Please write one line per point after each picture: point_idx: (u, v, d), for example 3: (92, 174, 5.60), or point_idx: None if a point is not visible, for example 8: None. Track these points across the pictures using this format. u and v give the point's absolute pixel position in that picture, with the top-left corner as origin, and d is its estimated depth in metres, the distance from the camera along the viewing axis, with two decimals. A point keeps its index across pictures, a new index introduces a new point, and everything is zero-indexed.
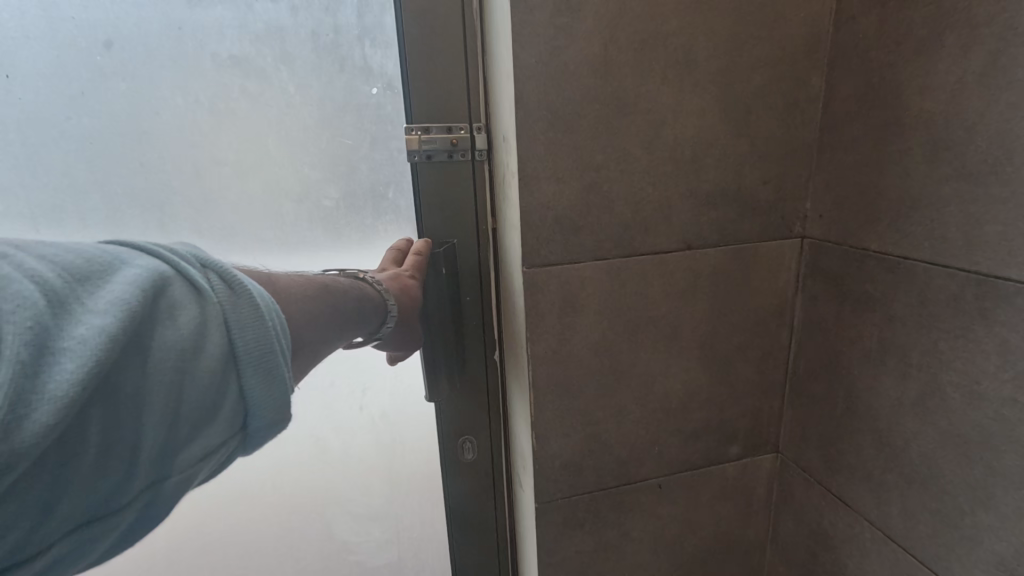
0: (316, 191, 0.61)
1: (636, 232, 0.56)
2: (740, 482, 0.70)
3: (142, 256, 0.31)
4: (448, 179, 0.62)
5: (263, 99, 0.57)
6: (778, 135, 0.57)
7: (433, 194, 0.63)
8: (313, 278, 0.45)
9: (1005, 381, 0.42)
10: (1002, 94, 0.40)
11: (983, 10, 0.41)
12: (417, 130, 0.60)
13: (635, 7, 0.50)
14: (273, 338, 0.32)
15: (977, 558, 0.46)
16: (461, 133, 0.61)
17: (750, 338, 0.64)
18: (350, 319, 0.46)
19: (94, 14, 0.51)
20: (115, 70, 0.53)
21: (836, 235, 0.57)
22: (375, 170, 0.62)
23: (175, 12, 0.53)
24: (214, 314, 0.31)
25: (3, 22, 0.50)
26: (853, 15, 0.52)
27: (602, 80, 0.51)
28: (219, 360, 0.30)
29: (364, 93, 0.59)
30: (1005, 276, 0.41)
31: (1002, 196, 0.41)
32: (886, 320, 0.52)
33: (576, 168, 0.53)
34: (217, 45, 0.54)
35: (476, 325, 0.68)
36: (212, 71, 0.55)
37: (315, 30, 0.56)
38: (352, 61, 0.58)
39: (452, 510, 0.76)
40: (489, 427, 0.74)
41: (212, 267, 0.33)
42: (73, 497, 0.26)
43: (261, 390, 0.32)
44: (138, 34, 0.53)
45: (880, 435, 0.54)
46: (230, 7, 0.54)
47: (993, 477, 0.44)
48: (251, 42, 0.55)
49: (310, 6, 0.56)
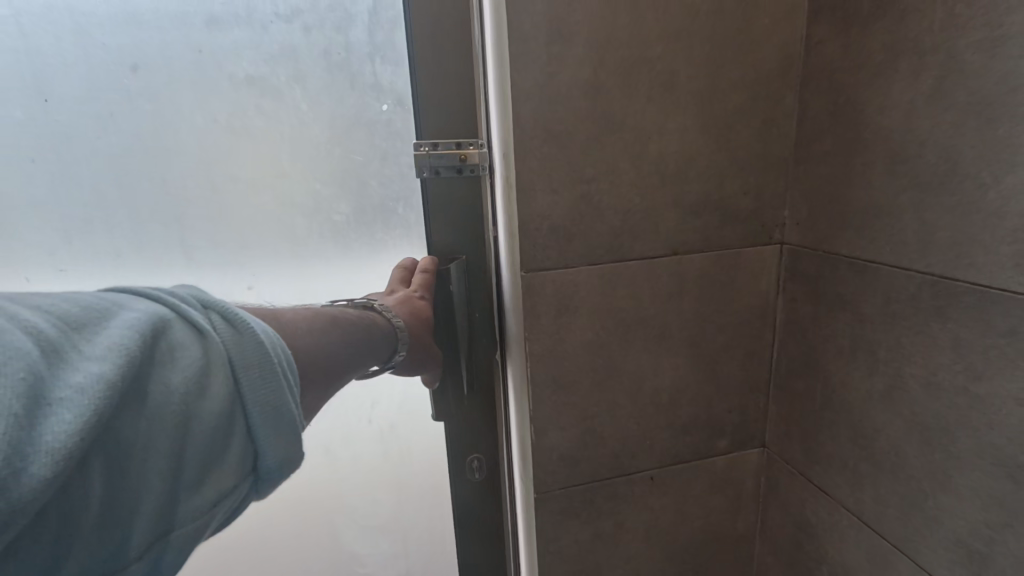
0: (328, 206, 0.66)
1: (626, 239, 0.61)
2: (729, 476, 0.74)
3: (140, 302, 0.31)
4: (457, 192, 0.67)
5: (278, 118, 0.62)
6: (756, 149, 0.62)
7: (439, 209, 0.67)
8: (320, 311, 0.46)
9: (957, 372, 0.47)
10: (947, 114, 0.45)
11: (930, 39, 0.46)
12: (427, 146, 0.64)
13: (621, 35, 0.55)
14: (281, 376, 0.32)
15: (940, 538, 0.50)
16: (470, 149, 0.65)
17: (735, 337, 0.68)
18: (364, 344, 0.49)
19: (122, 40, 0.57)
20: (139, 91, 0.58)
21: (811, 242, 0.61)
22: (384, 187, 0.67)
23: (198, 36, 0.58)
24: (218, 353, 0.30)
25: (43, 49, 0.55)
26: (821, 39, 0.57)
27: (592, 101, 0.56)
28: (224, 398, 0.30)
29: (374, 109, 0.64)
30: (955, 277, 0.46)
31: (950, 205, 0.46)
32: (856, 319, 0.56)
33: (570, 181, 0.58)
34: (234, 66, 0.59)
35: (482, 339, 0.72)
36: (231, 92, 0.60)
37: (328, 49, 0.61)
38: (363, 78, 0.63)
39: (461, 525, 0.80)
40: (496, 438, 0.76)
41: (218, 308, 0.33)
42: (80, 554, 0.25)
43: (271, 427, 0.31)
44: (160, 57, 0.58)
45: (854, 426, 0.58)
46: (247, 29, 0.59)
47: (950, 461, 0.48)
48: (265, 62, 0.60)
49: (322, 27, 0.61)
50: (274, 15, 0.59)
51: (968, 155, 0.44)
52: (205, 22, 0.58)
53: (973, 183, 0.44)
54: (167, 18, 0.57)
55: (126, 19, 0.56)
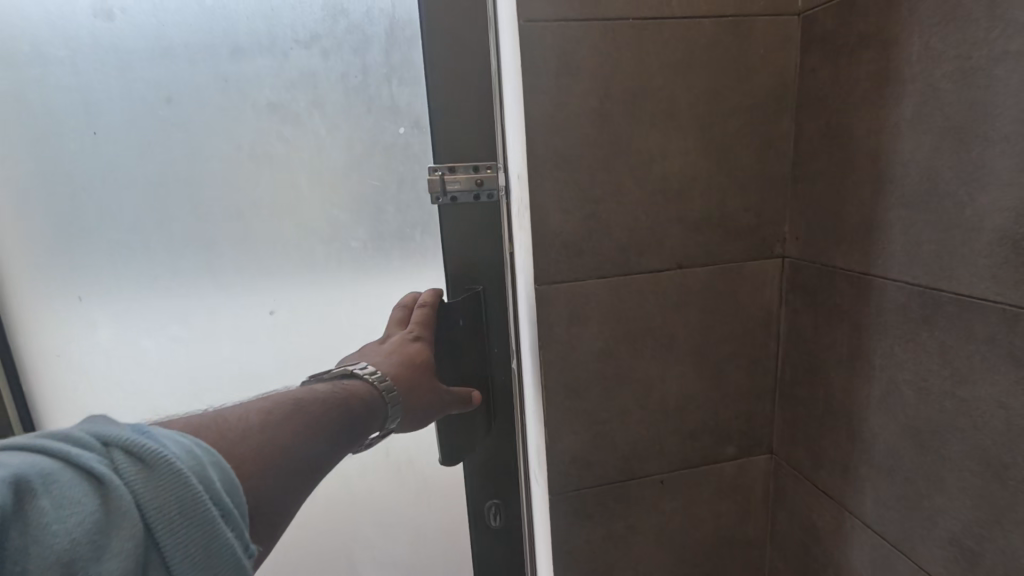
0: (346, 235, 0.72)
1: (633, 254, 0.65)
2: (738, 481, 0.77)
3: (18, 458, 0.27)
4: (475, 214, 0.73)
5: (295, 140, 0.68)
6: (755, 168, 0.66)
7: (456, 231, 0.73)
8: (276, 397, 0.41)
9: (944, 377, 0.50)
10: (925, 137, 0.49)
11: (909, 69, 0.50)
12: (441, 170, 0.70)
13: (625, 67, 0.60)
14: (206, 504, 0.28)
15: (936, 536, 0.52)
16: (485, 172, 0.71)
17: (739, 346, 0.71)
18: (337, 425, 0.43)
19: (159, 76, 0.64)
20: (173, 121, 0.65)
21: (810, 255, 0.65)
22: (402, 214, 0.73)
23: (224, 67, 0.64)
24: (120, 505, 0.27)
25: (94, 87, 0.63)
26: (813, 67, 0.61)
27: (598, 127, 0.61)
28: (126, 556, 0.26)
29: (389, 132, 0.70)
30: (939, 288, 0.49)
31: (932, 221, 0.49)
32: (852, 328, 0.60)
33: (579, 200, 0.63)
34: (257, 92, 0.66)
35: (494, 359, 0.76)
36: (253, 117, 0.66)
37: (348, 72, 0.67)
38: (379, 100, 0.69)
39: (482, 565, 0.84)
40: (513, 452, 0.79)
41: (111, 442, 0.29)
42: None
43: (195, 564, 0.27)
44: (193, 91, 0.64)
45: (854, 432, 0.61)
46: (270, 57, 0.65)
47: (942, 461, 0.51)
48: (286, 87, 0.66)
49: (340, 51, 0.66)
50: (294, 42, 0.65)
51: (946, 174, 0.47)
52: (229, 52, 0.64)
53: (952, 202, 0.47)
54: (196, 50, 0.64)
55: (162, 54, 0.63)
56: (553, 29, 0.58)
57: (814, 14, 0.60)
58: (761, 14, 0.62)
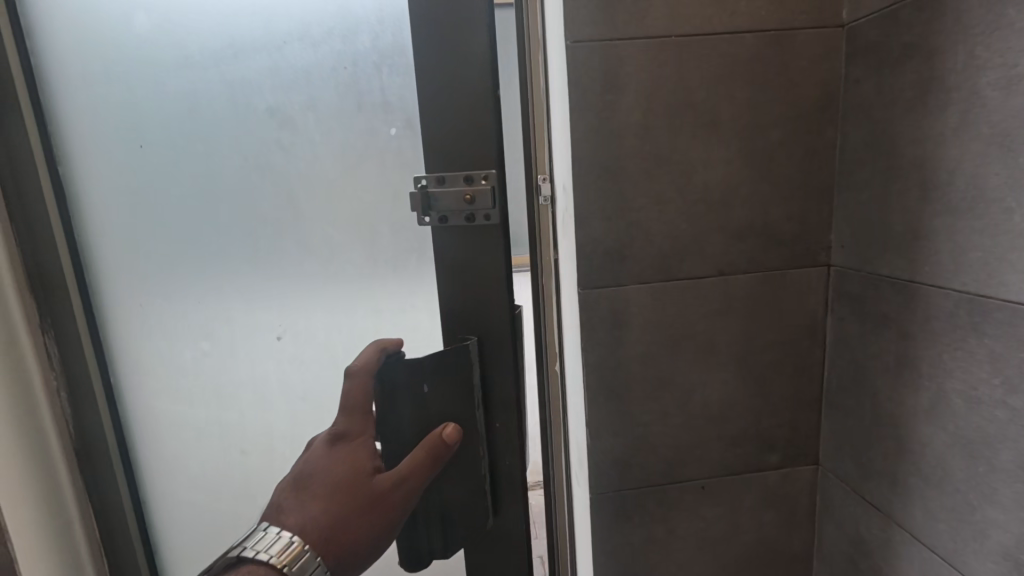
0: (339, 257, 0.75)
1: (675, 261, 0.68)
2: (783, 492, 0.76)
3: None
4: (474, 237, 0.67)
5: (291, 147, 0.72)
6: (799, 177, 0.67)
7: (450, 258, 0.68)
8: None
9: (994, 385, 0.49)
10: (971, 145, 0.49)
11: (955, 77, 0.50)
12: (431, 182, 0.66)
13: (666, 83, 0.63)
14: None
15: (989, 550, 0.51)
16: (480, 184, 0.65)
17: (784, 355, 0.72)
18: None
19: (184, 89, 0.73)
20: (197, 133, 0.74)
21: (856, 263, 0.65)
22: (396, 235, 0.72)
23: (230, 73, 0.71)
24: None
25: (142, 106, 0.75)
26: (857, 78, 0.62)
27: (640, 139, 0.64)
28: None
29: (381, 135, 0.70)
30: (990, 295, 0.49)
31: (980, 228, 0.49)
32: (900, 336, 0.59)
33: (621, 209, 0.66)
34: (259, 98, 0.71)
35: (490, 400, 0.71)
36: (258, 125, 0.72)
37: (336, 65, 0.69)
38: (373, 101, 0.69)
39: None
40: (543, 450, 0.86)
41: None
42: None
43: None
44: (209, 100, 0.73)
45: (901, 442, 0.60)
46: (267, 56, 0.69)
47: (993, 473, 0.50)
48: (283, 91, 0.70)
49: (330, 40, 0.68)
50: (289, 38, 0.69)
51: (993, 181, 0.47)
52: (233, 53, 0.70)
53: (999, 209, 0.47)
54: (209, 56, 0.71)
55: (184, 63, 0.72)
56: (597, 49, 0.62)
57: (860, 24, 0.61)
58: (804, 27, 0.63)
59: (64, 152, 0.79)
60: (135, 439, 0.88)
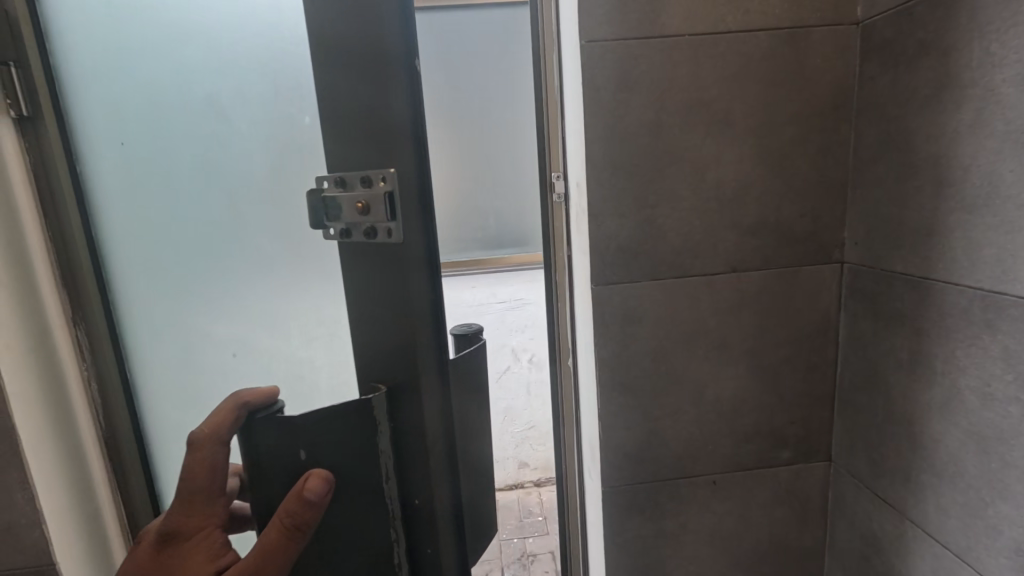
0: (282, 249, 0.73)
1: (686, 257, 0.68)
2: (795, 488, 0.77)
3: None
4: (383, 266, 0.42)
5: (224, 142, 0.73)
6: (813, 174, 0.67)
7: (358, 288, 0.44)
8: None
9: (1008, 381, 0.49)
10: (987, 142, 0.49)
11: (970, 74, 0.50)
12: (329, 182, 0.42)
13: (678, 81, 0.64)
14: None
15: (1002, 547, 0.51)
16: (378, 186, 0.40)
17: (797, 352, 0.72)
18: None
19: (154, 80, 0.73)
20: (166, 126, 0.75)
21: (870, 261, 0.65)
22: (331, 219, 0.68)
23: (183, 62, 0.72)
24: None
25: (126, 100, 0.75)
26: (872, 76, 0.62)
27: (653, 137, 0.65)
28: None
29: (298, 123, 0.69)
30: (1003, 292, 0.49)
31: (995, 225, 0.49)
32: (913, 333, 0.59)
33: (633, 206, 0.67)
34: (201, 85, 0.72)
35: (409, 478, 0.45)
36: (203, 114, 0.73)
37: (252, 45, 0.69)
38: (286, 81, 0.68)
39: None
40: (557, 433, 0.90)
41: None
42: None
43: None
44: (169, 90, 0.73)
45: (914, 438, 0.60)
46: (206, 40, 0.70)
47: (1007, 469, 0.50)
48: (221, 76, 0.71)
49: (246, 15, 0.68)
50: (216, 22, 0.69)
51: (1007, 177, 0.48)
52: (182, 40, 0.71)
53: (1014, 206, 0.47)
54: (167, 45, 0.72)
55: (150, 53, 0.72)
56: (610, 48, 0.63)
57: (875, 22, 0.61)
58: (819, 25, 0.63)
59: (74, 149, 0.77)
60: (151, 439, 0.89)
